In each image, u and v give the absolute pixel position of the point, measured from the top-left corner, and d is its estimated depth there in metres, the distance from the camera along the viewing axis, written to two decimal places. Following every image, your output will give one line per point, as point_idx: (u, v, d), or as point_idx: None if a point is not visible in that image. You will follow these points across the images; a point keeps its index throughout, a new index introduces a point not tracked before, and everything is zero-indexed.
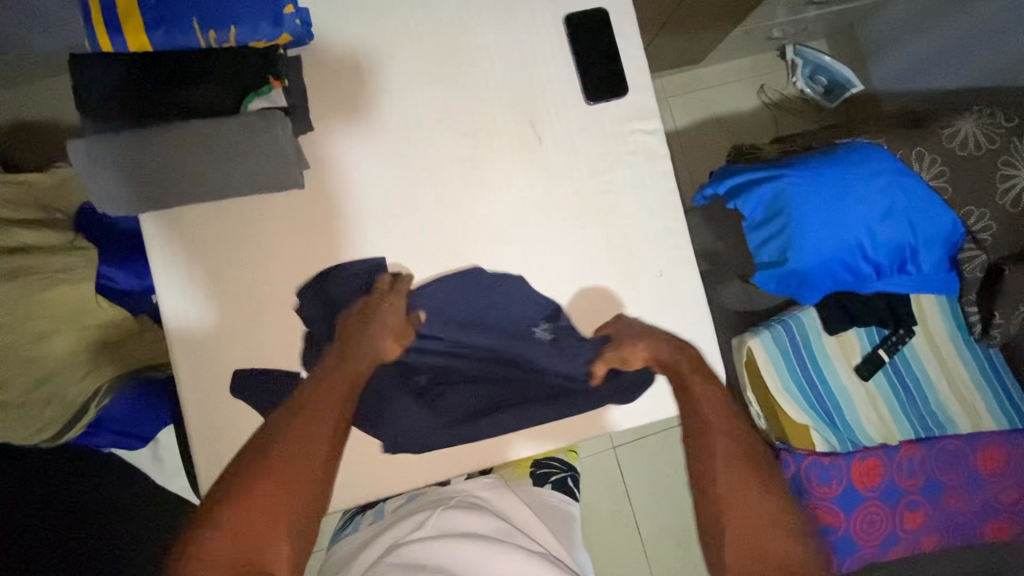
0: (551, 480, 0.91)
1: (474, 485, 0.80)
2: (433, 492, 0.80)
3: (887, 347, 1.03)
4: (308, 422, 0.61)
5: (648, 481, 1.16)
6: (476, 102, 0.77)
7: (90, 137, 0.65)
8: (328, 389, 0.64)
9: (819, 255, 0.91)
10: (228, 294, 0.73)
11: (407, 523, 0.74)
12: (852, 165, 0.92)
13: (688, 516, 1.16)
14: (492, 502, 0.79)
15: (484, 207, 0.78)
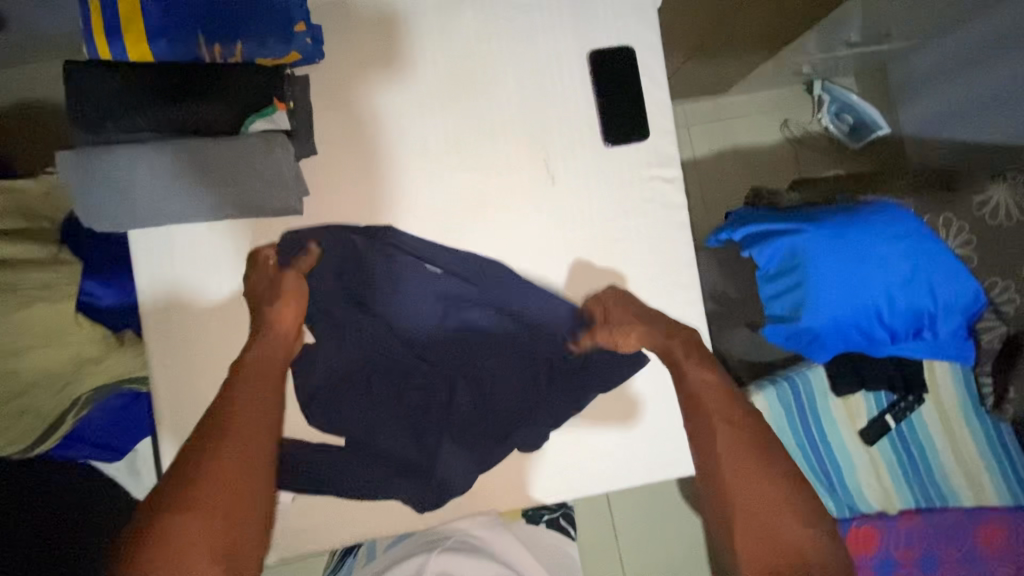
0: (544, 520, 0.85)
1: (472, 522, 0.74)
2: (425, 533, 0.75)
3: (894, 413, 0.99)
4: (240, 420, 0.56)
5: (638, 523, 1.13)
6: (489, 136, 0.74)
7: (80, 149, 0.62)
8: (258, 361, 0.62)
9: (833, 316, 0.88)
10: (214, 318, 0.70)
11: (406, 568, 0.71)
12: (876, 225, 0.88)
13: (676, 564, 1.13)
14: (489, 545, 0.75)
15: (488, 246, 0.74)
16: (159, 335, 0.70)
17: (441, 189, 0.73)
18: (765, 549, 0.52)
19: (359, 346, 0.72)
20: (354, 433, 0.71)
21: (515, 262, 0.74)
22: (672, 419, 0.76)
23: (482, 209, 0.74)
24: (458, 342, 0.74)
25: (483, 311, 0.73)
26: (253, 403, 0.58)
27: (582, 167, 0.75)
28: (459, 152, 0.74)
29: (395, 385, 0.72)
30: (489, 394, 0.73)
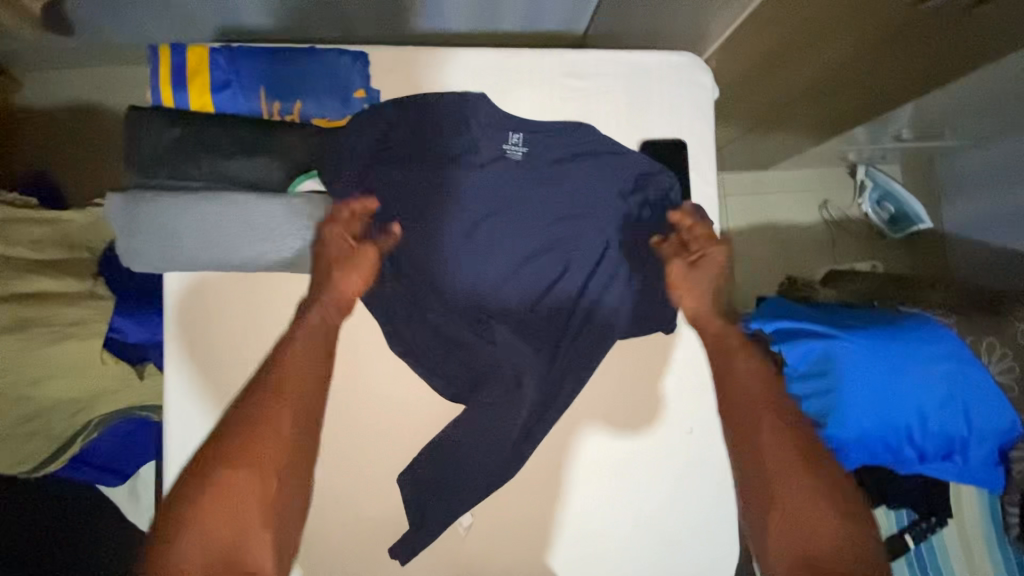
0: None
1: None
2: None
3: (914, 533, 0.94)
4: (290, 383, 0.58)
5: None
6: (531, 203, 0.72)
7: (130, 192, 0.62)
8: (313, 327, 0.62)
9: (862, 429, 0.86)
10: (227, 367, 0.69)
11: None
12: (915, 342, 0.85)
13: None
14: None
15: (516, 325, 0.72)
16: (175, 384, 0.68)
17: (479, 259, 0.72)
18: (796, 540, 0.54)
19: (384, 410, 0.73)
20: (369, 495, 0.72)
21: (547, 345, 0.72)
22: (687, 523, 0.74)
23: (520, 283, 0.72)
24: (479, 428, 0.69)
25: (509, 391, 0.70)
26: (305, 367, 0.59)
27: (630, 256, 0.72)
28: (505, 212, 0.72)
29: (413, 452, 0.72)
30: (537, 395, 0.71)
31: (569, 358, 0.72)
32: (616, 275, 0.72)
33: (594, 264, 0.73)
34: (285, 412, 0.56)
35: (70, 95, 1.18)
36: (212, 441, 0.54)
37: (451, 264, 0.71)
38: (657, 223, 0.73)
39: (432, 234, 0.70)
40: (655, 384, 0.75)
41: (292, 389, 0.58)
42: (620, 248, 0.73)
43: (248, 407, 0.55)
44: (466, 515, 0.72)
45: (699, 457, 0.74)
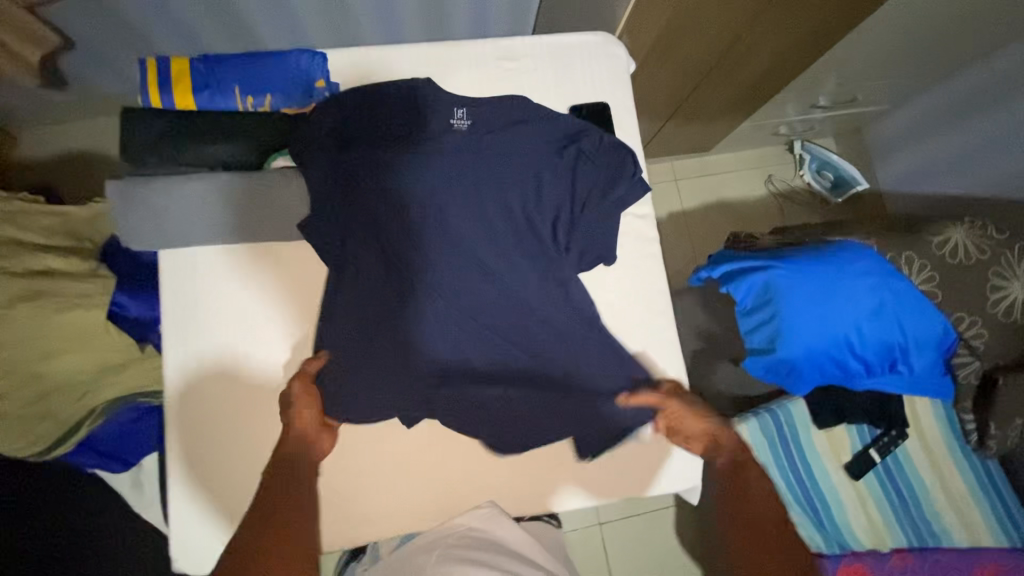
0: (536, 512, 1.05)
1: (470, 518, 0.81)
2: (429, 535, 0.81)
3: (878, 447, 0.99)
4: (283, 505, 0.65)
5: (628, 553, 1.41)
6: (464, 179, 0.78)
7: (127, 179, 0.73)
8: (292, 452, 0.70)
9: (807, 347, 0.93)
10: (213, 328, 0.76)
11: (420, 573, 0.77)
12: (841, 263, 0.94)
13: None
14: (491, 533, 0.80)
15: (459, 299, 0.78)
16: (169, 349, 0.75)
17: (418, 241, 0.77)
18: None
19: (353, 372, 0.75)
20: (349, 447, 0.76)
21: (488, 314, 0.79)
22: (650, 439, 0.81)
23: (461, 259, 0.78)
24: (454, 366, 0.78)
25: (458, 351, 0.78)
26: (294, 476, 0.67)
27: (559, 214, 0.81)
28: (438, 193, 0.77)
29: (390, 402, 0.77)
30: (502, 327, 0.79)
31: (508, 318, 0.79)
32: (561, 215, 0.81)
33: (540, 208, 0.81)
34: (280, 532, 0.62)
35: (60, 142, 1.30)
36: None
37: (390, 245, 0.76)
38: (592, 170, 0.82)
39: (378, 194, 0.75)
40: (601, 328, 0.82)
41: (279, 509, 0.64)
42: (562, 192, 0.81)
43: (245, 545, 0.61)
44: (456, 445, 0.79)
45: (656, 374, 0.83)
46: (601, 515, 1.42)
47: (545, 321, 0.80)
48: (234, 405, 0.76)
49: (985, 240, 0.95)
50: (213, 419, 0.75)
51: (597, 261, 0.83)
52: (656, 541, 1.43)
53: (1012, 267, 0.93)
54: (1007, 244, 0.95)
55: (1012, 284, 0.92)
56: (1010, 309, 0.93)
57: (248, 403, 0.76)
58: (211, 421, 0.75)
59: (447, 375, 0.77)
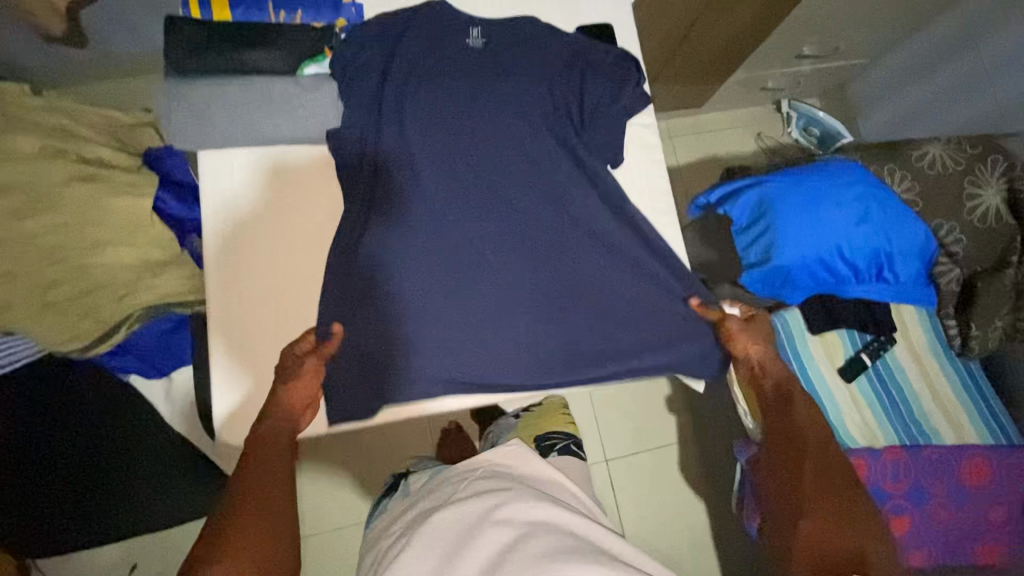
0: (557, 450, 0.97)
1: (495, 453, 0.84)
2: (458, 468, 0.82)
3: (869, 351, 1.06)
4: (263, 487, 0.64)
5: (636, 489, 1.46)
6: (465, 199, 0.84)
7: (172, 81, 0.79)
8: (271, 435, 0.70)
9: (801, 253, 0.99)
10: (249, 221, 0.82)
11: (450, 491, 0.77)
12: (829, 176, 1.02)
13: (700, 510, 1.46)
14: (515, 468, 0.81)
15: (445, 362, 0.80)
16: (208, 238, 0.81)
17: (409, 232, 0.82)
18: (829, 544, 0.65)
19: (381, 262, 0.81)
20: (373, 337, 0.80)
21: (472, 373, 0.81)
22: (655, 330, 0.86)
23: (449, 319, 0.81)
24: (477, 258, 0.83)
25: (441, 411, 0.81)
26: (265, 461, 0.67)
27: (552, 234, 0.86)
28: (432, 250, 0.82)
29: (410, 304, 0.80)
30: (519, 220, 0.85)
31: (497, 362, 0.82)
32: (572, 121, 0.88)
33: (551, 114, 0.88)
34: (266, 507, 0.63)
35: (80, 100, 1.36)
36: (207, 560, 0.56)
37: (382, 299, 0.80)
38: (598, 80, 0.89)
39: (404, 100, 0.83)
40: (596, 266, 0.86)
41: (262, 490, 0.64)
42: (573, 102, 0.89)
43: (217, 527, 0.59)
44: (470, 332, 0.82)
45: (662, 271, 0.87)
46: (607, 453, 1.46)
47: (526, 339, 0.83)
48: (262, 312, 0.80)
49: (961, 154, 1.04)
50: (248, 304, 0.80)
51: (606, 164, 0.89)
52: (663, 477, 1.47)
53: (984, 175, 1.02)
54: (980, 157, 1.04)
55: (985, 192, 1.01)
56: (984, 215, 1.01)
57: (280, 289, 0.81)
58: (246, 304, 0.80)
59: (470, 267, 0.83)
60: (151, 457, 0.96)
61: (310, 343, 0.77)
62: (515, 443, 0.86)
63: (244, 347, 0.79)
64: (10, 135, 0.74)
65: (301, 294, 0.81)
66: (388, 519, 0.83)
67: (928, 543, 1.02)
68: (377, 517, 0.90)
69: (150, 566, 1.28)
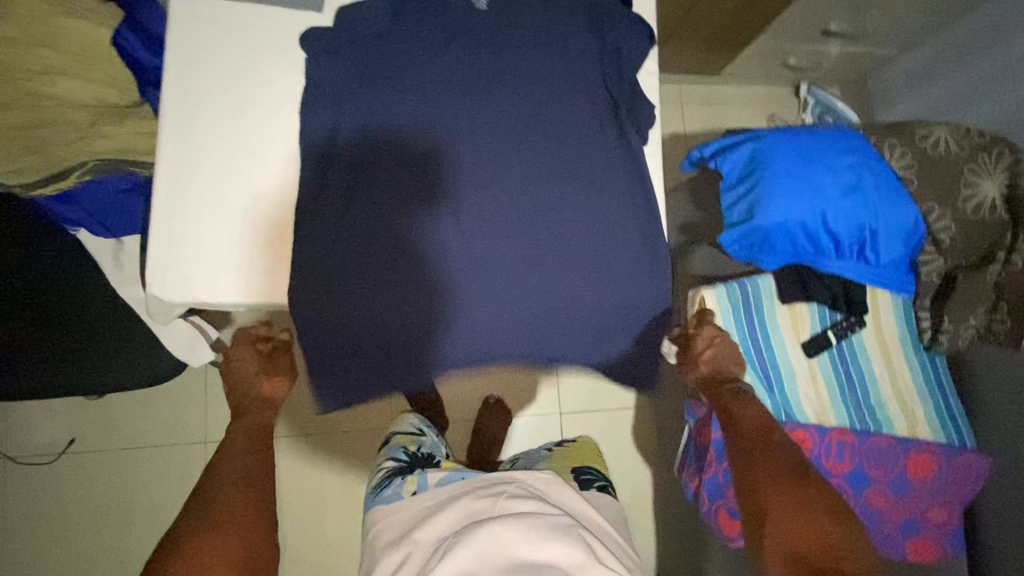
0: (595, 485, 0.96)
1: (527, 476, 0.87)
2: (482, 480, 0.85)
3: (836, 329, 1.03)
4: (240, 475, 0.80)
5: None
6: (449, 96, 0.81)
7: None
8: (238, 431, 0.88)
9: (785, 216, 0.96)
10: (217, 82, 0.78)
11: (480, 503, 0.80)
12: (827, 140, 0.98)
13: (646, 476, 1.46)
14: (547, 496, 0.85)
15: (471, 284, 0.80)
16: (170, 93, 0.77)
17: (386, 117, 0.79)
18: (798, 531, 0.77)
19: (346, 145, 0.78)
20: (326, 217, 0.78)
21: (495, 297, 0.81)
22: (633, 244, 0.84)
23: (469, 235, 0.80)
24: (452, 158, 0.80)
25: (468, 325, 0.81)
26: (234, 460, 0.83)
27: (530, 151, 0.82)
28: (423, 163, 0.80)
29: (371, 191, 0.79)
30: (500, 128, 0.82)
31: (518, 282, 0.81)
32: (572, 34, 0.84)
33: (553, 26, 0.84)
34: (243, 491, 0.77)
35: None
36: (187, 535, 0.69)
37: (355, 203, 0.78)
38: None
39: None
40: (568, 186, 0.83)
41: (245, 487, 0.78)
42: (577, 20, 0.85)
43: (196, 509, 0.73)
44: (437, 235, 0.80)
45: (636, 205, 0.84)
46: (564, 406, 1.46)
47: (488, 248, 0.81)
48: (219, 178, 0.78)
49: (965, 139, 1.01)
50: (206, 168, 0.77)
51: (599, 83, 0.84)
52: (614, 438, 1.46)
53: (985, 165, 0.99)
54: (983, 145, 1.01)
55: (983, 182, 0.99)
56: (978, 205, 0.98)
57: (241, 158, 0.78)
58: (202, 168, 0.77)
59: (452, 163, 0.81)
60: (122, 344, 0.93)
61: (261, 332, 0.99)
62: (547, 472, 0.89)
63: (197, 212, 0.77)
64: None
65: (262, 166, 0.79)
66: (405, 512, 0.84)
67: (861, 529, 1.00)
68: (382, 490, 0.90)
69: (96, 443, 1.28)
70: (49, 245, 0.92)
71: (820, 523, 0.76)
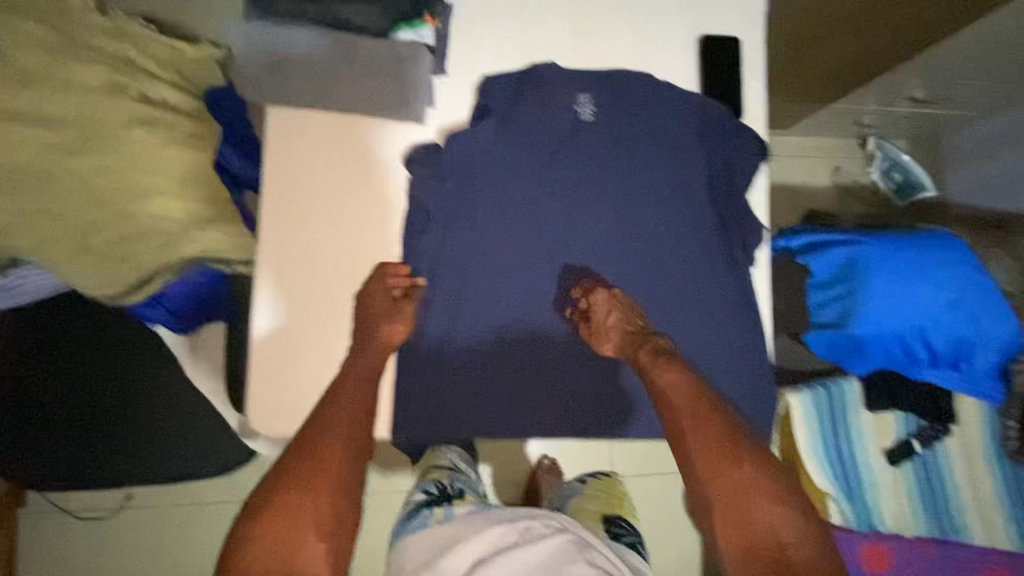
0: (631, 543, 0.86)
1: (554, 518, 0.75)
2: (509, 510, 0.74)
3: (921, 438, 1.01)
4: (338, 429, 0.64)
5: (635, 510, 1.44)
6: (555, 218, 0.78)
7: (254, 23, 0.70)
8: (348, 378, 0.68)
9: (880, 327, 0.92)
10: (316, 200, 0.75)
11: (504, 529, 0.68)
12: (930, 248, 0.93)
13: (695, 541, 1.45)
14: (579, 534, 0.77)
15: (513, 344, 0.77)
16: (268, 211, 0.74)
17: (493, 244, 0.76)
18: (741, 532, 0.58)
19: (452, 272, 0.76)
20: (424, 348, 0.75)
21: (538, 358, 0.77)
22: (699, 323, 0.79)
23: (519, 300, 0.77)
24: (556, 282, 0.78)
25: (477, 366, 0.76)
26: (349, 410, 0.66)
27: (634, 273, 0.79)
28: (525, 289, 0.77)
29: (467, 321, 0.76)
30: (604, 250, 0.79)
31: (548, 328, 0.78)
32: (685, 147, 0.80)
33: (662, 142, 0.80)
34: (342, 454, 0.63)
35: None
36: (274, 489, 0.60)
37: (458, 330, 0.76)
38: (714, 112, 0.80)
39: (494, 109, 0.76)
40: (674, 310, 0.79)
41: (343, 455, 0.63)
42: (687, 135, 0.80)
43: (297, 456, 0.62)
44: (538, 362, 0.77)
45: (745, 328, 0.80)
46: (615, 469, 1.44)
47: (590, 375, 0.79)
48: (320, 300, 0.75)
49: None
50: (305, 290, 0.75)
51: (710, 203, 0.80)
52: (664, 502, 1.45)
53: None
54: None
55: None
56: None
57: (340, 279, 0.76)
58: (300, 290, 0.75)
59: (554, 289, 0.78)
60: (186, 436, 0.94)
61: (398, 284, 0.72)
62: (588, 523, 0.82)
63: (296, 336, 0.74)
64: (67, 66, 0.66)
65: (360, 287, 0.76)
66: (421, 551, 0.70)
67: None
68: (406, 527, 0.76)
69: (150, 499, 1.28)
70: (151, 357, 0.92)
71: (780, 509, 0.58)
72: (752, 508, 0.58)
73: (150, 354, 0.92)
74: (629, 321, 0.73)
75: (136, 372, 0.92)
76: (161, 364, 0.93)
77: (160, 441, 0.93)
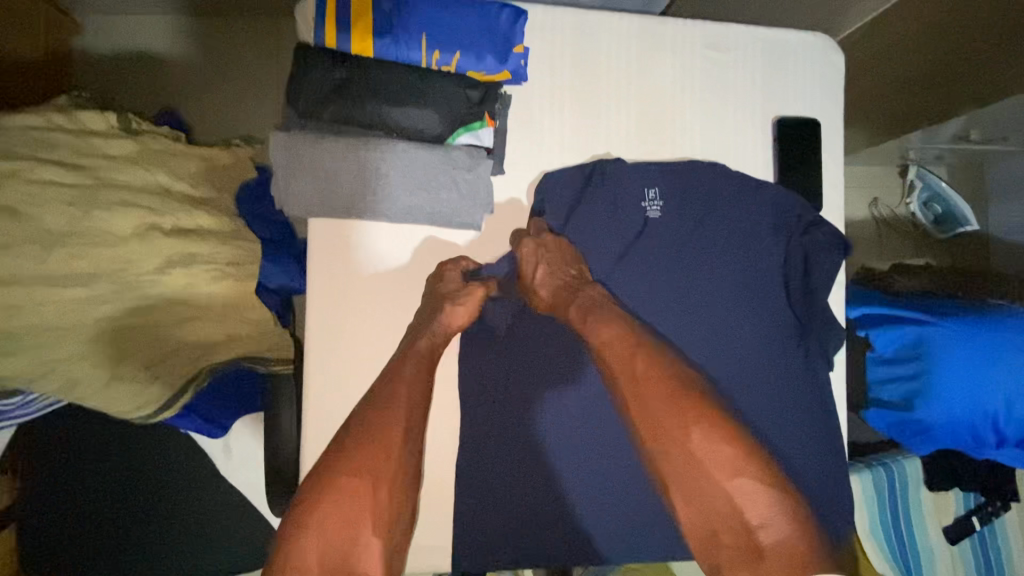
0: None
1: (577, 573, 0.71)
2: None
3: (980, 515, 0.99)
4: (386, 421, 0.64)
5: None
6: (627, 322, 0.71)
7: (295, 131, 0.62)
8: (403, 360, 0.67)
9: (951, 413, 0.87)
10: (367, 312, 0.68)
11: None
12: (1006, 329, 0.88)
13: None
14: None
15: (576, 459, 0.71)
16: (316, 326, 0.68)
17: (556, 355, 0.71)
18: (698, 512, 0.66)
19: (512, 387, 0.70)
20: (486, 475, 0.69)
21: (606, 475, 0.71)
22: (765, 420, 0.74)
23: (587, 413, 0.71)
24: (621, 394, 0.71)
25: (546, 484, 0.70)
26: (408, 394, 0.66)
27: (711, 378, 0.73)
28: (592, 403, 0.71)
29: (529, 441, 0.70)
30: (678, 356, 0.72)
31: (607, 422, 0.71)
32: (758, 239, 0.74)
33: (736, 234, 0.74)
34: (390, 443, 0.64)
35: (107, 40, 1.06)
36: (333, 463, 0.62)
37: (520, 450, 0.70)
38: (791, 203, 0.74)
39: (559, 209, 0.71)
40: (752, 416, 0.74)
41: (398, 438, 0.64)
42: (761, 228, 0.74)
43: (346, 437, 0.63)
44: (604, 480, 0.71)
45: (821, 434, 0.75)
46: None
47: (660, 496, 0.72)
48: None
49: None
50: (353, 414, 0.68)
51: (786, 303, 0.75)
52: None
53: None
54: None
55: None
56: None
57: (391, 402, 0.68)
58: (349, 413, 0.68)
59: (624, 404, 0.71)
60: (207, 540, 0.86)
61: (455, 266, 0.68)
62: None
63: None
64: (96, 215, 0.57)
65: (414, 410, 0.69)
66: None
67: None
68: None
69: None
70: (177, 459, 0.85)
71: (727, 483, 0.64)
72: (714, 487, 0.64)
73: (178, 456, 0.85)
74: (565, 270, 0.69)
75: (160, 475, 0.84)
76: (187, 465, 0.85)
77: (181, 547, 0.85)
